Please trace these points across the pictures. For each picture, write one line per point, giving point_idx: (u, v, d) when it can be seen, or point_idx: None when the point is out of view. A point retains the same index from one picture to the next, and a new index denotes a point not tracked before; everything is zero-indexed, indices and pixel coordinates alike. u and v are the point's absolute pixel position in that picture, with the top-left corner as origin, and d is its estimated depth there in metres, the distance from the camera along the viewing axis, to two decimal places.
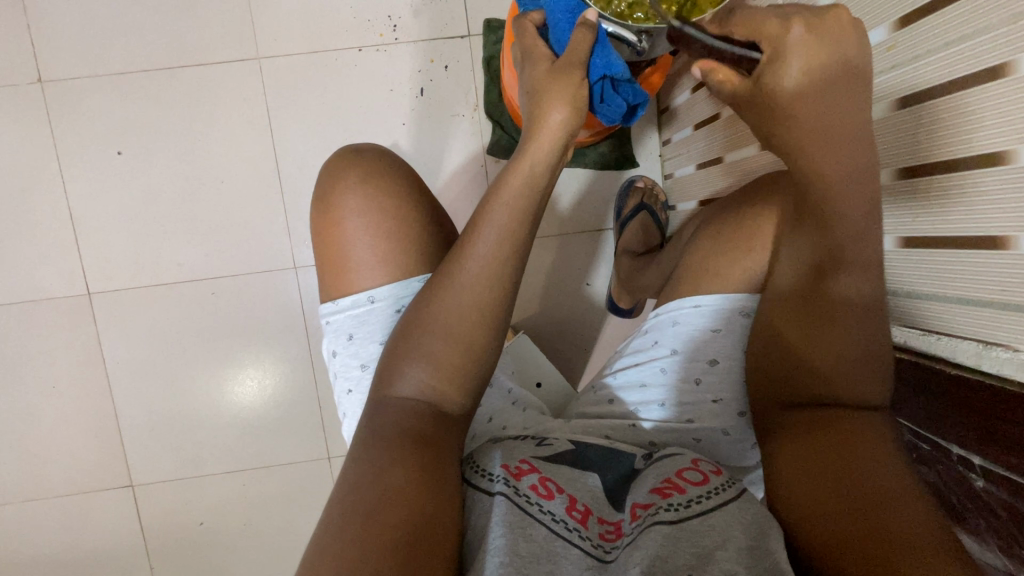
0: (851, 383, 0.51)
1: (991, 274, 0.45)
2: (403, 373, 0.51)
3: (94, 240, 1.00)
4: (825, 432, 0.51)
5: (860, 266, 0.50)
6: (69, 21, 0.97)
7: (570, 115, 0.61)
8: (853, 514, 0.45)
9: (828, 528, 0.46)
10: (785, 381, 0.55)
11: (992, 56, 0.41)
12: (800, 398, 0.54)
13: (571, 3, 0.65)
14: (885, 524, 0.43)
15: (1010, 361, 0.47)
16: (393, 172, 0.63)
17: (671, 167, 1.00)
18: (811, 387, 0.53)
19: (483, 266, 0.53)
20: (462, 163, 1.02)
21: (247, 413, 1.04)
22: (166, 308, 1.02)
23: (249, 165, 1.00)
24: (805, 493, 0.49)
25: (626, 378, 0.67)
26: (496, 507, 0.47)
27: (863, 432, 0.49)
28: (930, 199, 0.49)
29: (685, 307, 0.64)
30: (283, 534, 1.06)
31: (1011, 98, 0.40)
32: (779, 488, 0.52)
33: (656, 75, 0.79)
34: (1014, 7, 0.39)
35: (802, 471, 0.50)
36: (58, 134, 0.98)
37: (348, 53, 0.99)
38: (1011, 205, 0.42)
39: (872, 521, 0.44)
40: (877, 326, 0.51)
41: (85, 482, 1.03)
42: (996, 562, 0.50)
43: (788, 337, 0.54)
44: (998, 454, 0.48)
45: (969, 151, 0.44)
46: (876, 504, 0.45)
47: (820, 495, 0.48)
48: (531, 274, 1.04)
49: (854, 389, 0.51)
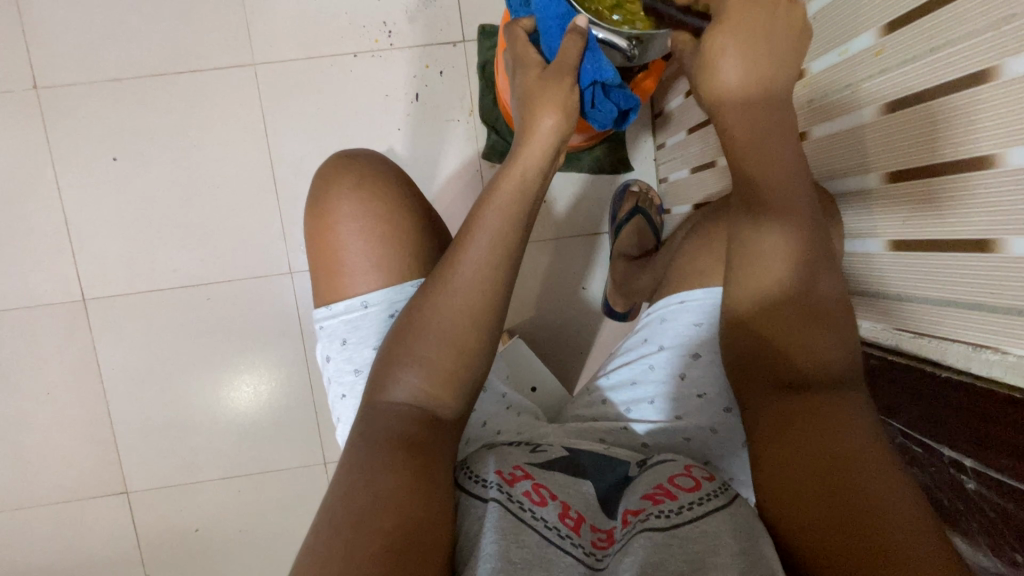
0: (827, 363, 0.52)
1: (982, 276, 0.45)
2: (395, 378, 0.52)
3: (90, 246, 1.00)
4: (804, 424, 0.50)
5: (827, 267, 0.53)
6: (66, 27, 0.97)
7: (561, 120, 0.61)
8: (839, 513, 0.44)
9: (818, 539, 0.44)
10: (763, 367, 0.54)
11: (978, 60, 0.42)
12: (771, 386, 0.54)
13: (561, 9, 0.64)
14: (870, 521, 0.43)
15: (1000, 363, 0.47)
16: (385, 176, 0.63)
17: (665, 172, 1.00)
18: (785, 378, 0.52)
19: (475, 271, 0.53)
20: (457, 168, 1.02)
21: (243, 419, 1.04)
22: (161, 314, 1.02)
23: (245, 170, 1.00)
24: (789, 489, 0.48)
25: (617, 377, 0.68)
26: (489, 514, 0.47)
27: (843, 424, 0.48)
28: (919, 202, 0.49)
29: (671, 303, 0.65)
30: (279, 541, 1.05)
31: (1002, 100, 0.40)
32: (762, 485, 0.50)
33: (649, 80, 0.80)
34: (1001, 12, 0.39)
35: (784, 467, 0.49)
36: (54, 141, 0.99)
37: (344, 59, 1.00)
38: (1001, 206, 0.42)
39: (859, 519, 0.43)
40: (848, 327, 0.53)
41: (80, 489, 1.03)
42: (986, 564, 0.50)
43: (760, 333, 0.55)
44: (990, 456, 0.48)
45: (960, 154, 0.44)
46: (861, 500, 0.44)
47: (804, 490, 0.47)
48: (526, 278, 1.04)
49: (829, 384, 0.51)
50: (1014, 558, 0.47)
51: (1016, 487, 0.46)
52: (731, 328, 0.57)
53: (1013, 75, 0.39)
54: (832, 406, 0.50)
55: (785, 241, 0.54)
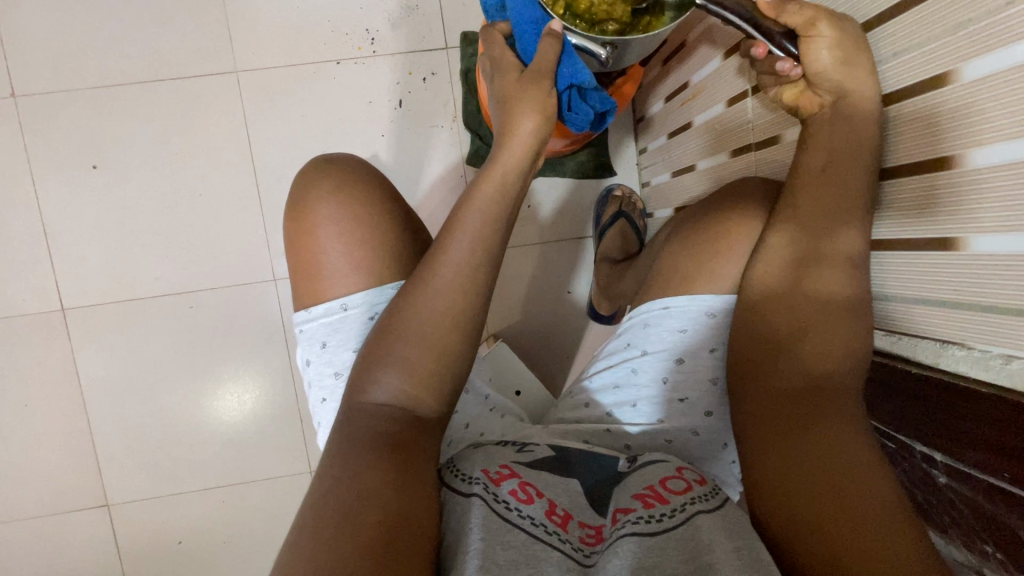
0: (832, 363, 0.53)
1: (950, 273, 0.46)
2: (375, 378, 0.52)
3: (69, 254, 0.99)
4: (808, 444, 0.50)
5: (833, 259, 0.53)
6: (44, 36, 0.97)
7: (540, 122, 0.61)
8: (835, 523, 0.45)
9: (804, 535, 0.46)
10: (775, 376, 0.54)
11: (936, 65, 0.44)
12: (769, 398, 0.54)
13: (536, 14, 0.66)
14: (863, 539, 0.44)
15: (965, 358, 0.47)
16: (364, 180, 0.63)
17: (647, 176, 1.02)
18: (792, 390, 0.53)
19: (456, 271, 0.53)
20: (441, 173, 1.03)
21: (227, 429, 1.03)
22: (143, 323, 1.01)
23: (228, 176, 1.00)
24: (787, 497, 0.48)
25: (600, 381, 0.67)
26: (474, 512, 0.47)
27: (838, 439, 0.49)
28: (906, 202, 0.50)
29: (655, 307, 0.64)
30: (264, 552, 1.04)
31: (963, 100, 0.42)
32: (761, 494, 0.50)
33: (628, 86, 0.82)
34: (955, 18, 0.41)
35: (788, 477, 0.49)
36: (32, 150, 0.98)
37: (326, 66, 1.00)
38: (971, 202, 0.43)
39: (850, 532, 0.44)
40: (856, 321, 0.53)
41: (60, 503, 1.01)
42: (962, 557, 0.51)
43: (766, 351, 0.55)
44: (959, 450, 0.49)
45: (935, 152, 0.46)
46: (854, 516, 0.45)
47: (801, 501, 0.47)
48: (511, 282, 1.05)
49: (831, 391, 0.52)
50: (985, 550, 0.49)
51: (987, 480, 0.47)
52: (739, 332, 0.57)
53: (969, 78, 0.41)
54: (833, 431, 0.50)
55: (787, 236, 0.55)
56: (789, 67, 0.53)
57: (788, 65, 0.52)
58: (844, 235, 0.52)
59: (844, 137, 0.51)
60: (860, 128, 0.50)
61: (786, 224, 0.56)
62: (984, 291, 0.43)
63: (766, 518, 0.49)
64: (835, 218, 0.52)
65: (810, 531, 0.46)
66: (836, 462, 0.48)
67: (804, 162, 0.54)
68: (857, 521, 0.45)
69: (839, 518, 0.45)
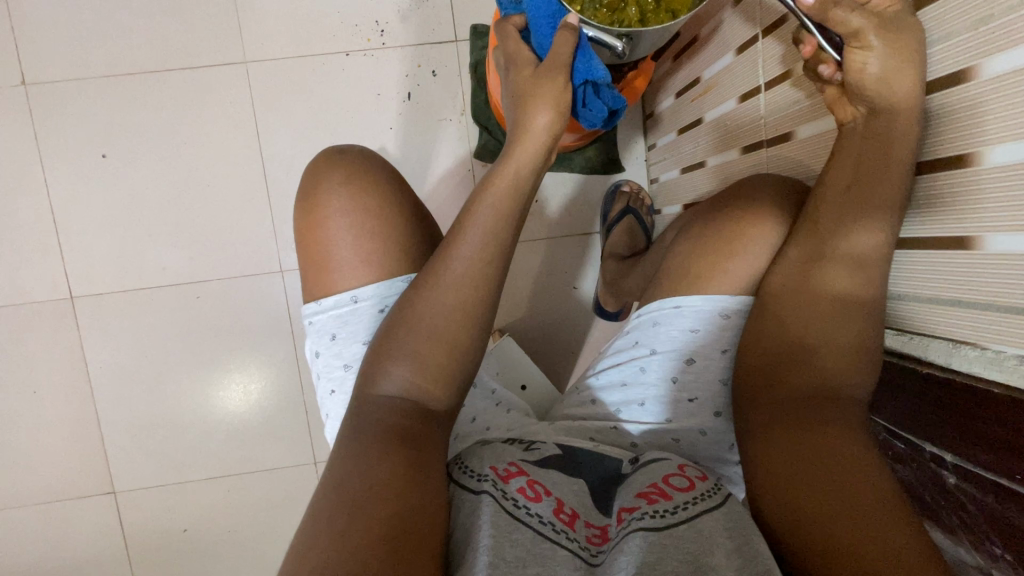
0: (838, 364, 0.53)
1: (967, 275, 0.46)
2: (386, 372, 0.52)
3: (78, 243, 1.00)
4: (814, 448, 0.49)
5: (844, 260, 0.53)
6: (55, 24, 0.97)
7: (555, 117, 0.62)
8: (841, 523, 0.44)
9: (812, 539, 0.45)
10: (789, 381, 0.54)
11: (964, 58, 0.44)
12: (774, 401, 0.54)
13: (552, 8, 0.65)
14: (867, 544, 0.43)
15: (979, 359, 0.47)
16: (378, 173, 0.63)
17: (656, 171, 1.01)
18: (793, 391, 0.53)
19: (467, 266, 0.53)
20: (449, 166, 1.03)
21: (234, 419, 1.04)
22: (151, 313, 1.01)
23: (237, 167, 1.00)
24: (796, 501, 0.47)
25: (607, 379, 0.67)
26: (483, 508, 0.47)
27: (845, 441, 0.49)
28: (932, 202, 0.49)
29: (665, 307, 0.64)
30: (268, 542, 1.05)
31: (986, 95, 0.42)
32: (766, 495, 0.50)
33: (638, 80, 0.82)
34: (979, 13, 0.41)
35: (799, 479, 0.48)
36: (42, 138, 0.98)
37: (335, 57, 1.00)
38: (999, 199, 0.42)
39: (854, 532, 0.44)
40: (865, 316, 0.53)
41: (67, 490, 1.02)
42: (969, 558, 0.51)
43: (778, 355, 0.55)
44: (971, 451, 0.48)
45: (961, 149, 0.45)
46: (859, 517, 0.44)
47: (810, 507, 0.47)
48: (518, 277, 1.05)
49: (836, 394, 0.52)
50: (993, 552, 0.48)
51: (995, 481, 0.47)
52: (749, 340, 0.57)
53: (989, 74, 0.41)
54: (834, 436, 0.49)
55: (796, 249, 0.56)
56: (829, 72, 0.51)
57: (829, 71, 0.51)
58: (865, 234, 0.52)
59: (876, 153, 0.50)
60: (892, 142, 0.49)
61: (795, 242, 0.56)
62: (1000, 291, 0.43)
63: (772, 518, 0.49)
64: (845, 222, 0.52)
65: (819, 535, 0.45)
66: (843, 466, 0.47)
67: (830, 179, 0.54)
68: (865, 520, 0.44)
69: (847, 519, 0.44)
